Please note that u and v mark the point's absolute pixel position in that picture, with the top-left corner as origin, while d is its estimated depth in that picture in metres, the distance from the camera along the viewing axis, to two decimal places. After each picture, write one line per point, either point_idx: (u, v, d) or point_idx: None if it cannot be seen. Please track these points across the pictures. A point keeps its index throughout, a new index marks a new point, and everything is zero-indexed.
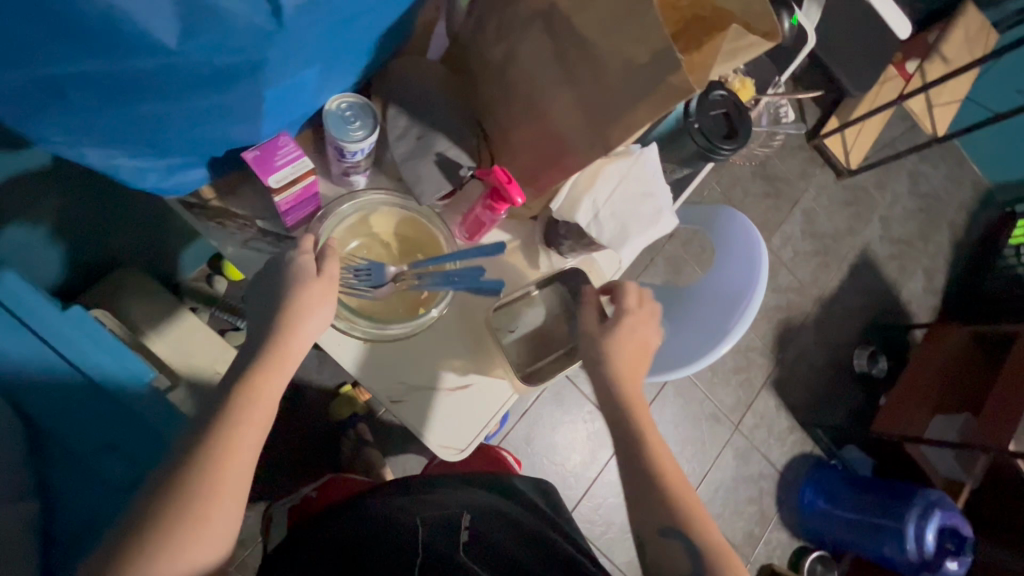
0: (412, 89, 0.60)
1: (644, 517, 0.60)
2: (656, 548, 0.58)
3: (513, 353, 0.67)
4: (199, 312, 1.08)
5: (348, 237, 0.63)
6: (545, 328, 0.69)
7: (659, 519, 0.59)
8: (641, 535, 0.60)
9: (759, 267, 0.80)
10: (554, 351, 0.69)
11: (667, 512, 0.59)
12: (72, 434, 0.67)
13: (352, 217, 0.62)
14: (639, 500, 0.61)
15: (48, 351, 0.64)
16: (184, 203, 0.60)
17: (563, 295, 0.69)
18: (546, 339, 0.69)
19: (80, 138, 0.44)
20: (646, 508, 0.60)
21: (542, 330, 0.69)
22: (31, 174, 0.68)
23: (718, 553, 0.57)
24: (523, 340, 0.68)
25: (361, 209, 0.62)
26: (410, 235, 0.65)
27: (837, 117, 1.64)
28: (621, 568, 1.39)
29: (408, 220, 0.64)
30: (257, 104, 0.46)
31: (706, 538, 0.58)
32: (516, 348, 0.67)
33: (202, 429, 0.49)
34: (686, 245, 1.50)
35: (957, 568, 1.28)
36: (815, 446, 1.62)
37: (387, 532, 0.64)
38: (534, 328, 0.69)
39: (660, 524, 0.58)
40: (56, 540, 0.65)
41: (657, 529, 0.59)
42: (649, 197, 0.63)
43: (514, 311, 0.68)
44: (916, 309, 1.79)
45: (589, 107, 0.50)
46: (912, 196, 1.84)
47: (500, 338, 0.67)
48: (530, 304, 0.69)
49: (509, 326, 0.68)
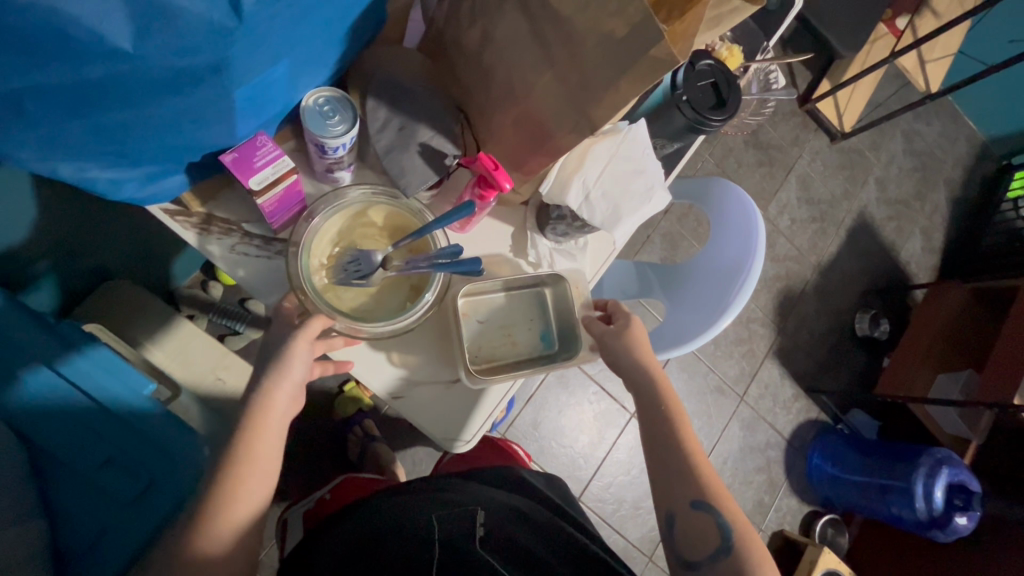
0: (389, 79, 0.58)
1: (673, 493, 0.61)
2: (687, 522, 0.60)
3: (476, 342, 0.68)
4: (196, 319, 1.08)
5: (338, 241, 0.61)
6: (513, 326, 0.69)
7: (689, 493, 0.60)
8: (671, 512, 0.61)
9: (756, 239, 0.79)
10: (518, 354, 0.69)
11: (695, 486, 0.60)
12: (69, 454, 0.66)
13: (337, 216, 0.60)
14: (665, 478, 0.62)
15: (42, 368, 0.65)
16: (167, 211, 0.59)
17: (540, 296, 0.70)
18: (515, 340, 0.69)
19: (48, 153, 0.43)
20: (675, 486, 0.61)
21: (512, 327, 0.69)
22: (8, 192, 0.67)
23: (745, 528, 0.59)
24: (489, 333, 0.68)
25: (345, 206, 0.60)
26: (400, 229, 0.62)
27: (829, 80, 1.60)
28: (635, 544, 1.40)
29: (395, 213, 0.62)
30: (226, 105, 0.45)
31: (733, 514, 0.59)
32: (481, 338, 0.68)
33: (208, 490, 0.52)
34: (682, 220, 1.49)
35: (967, 523, 1.28)
36: (821, 412, 1.63)
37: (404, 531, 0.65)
38: (505, 327, 0.69)
39: (692, 497, 0.60)
40: (69, 557, 0.64)
41: (689, 503, 0.60)
42: (640, 172, 0.62)
43: (488, 302, 0.69)
44: (915, 269, 1.78)
45: (569, 86, 0.49)
46: (907, 154, 1.82)
47: (468, 328, 0.67)
48: (505, 300, 0.70)
49: (479, 316, 0.68)
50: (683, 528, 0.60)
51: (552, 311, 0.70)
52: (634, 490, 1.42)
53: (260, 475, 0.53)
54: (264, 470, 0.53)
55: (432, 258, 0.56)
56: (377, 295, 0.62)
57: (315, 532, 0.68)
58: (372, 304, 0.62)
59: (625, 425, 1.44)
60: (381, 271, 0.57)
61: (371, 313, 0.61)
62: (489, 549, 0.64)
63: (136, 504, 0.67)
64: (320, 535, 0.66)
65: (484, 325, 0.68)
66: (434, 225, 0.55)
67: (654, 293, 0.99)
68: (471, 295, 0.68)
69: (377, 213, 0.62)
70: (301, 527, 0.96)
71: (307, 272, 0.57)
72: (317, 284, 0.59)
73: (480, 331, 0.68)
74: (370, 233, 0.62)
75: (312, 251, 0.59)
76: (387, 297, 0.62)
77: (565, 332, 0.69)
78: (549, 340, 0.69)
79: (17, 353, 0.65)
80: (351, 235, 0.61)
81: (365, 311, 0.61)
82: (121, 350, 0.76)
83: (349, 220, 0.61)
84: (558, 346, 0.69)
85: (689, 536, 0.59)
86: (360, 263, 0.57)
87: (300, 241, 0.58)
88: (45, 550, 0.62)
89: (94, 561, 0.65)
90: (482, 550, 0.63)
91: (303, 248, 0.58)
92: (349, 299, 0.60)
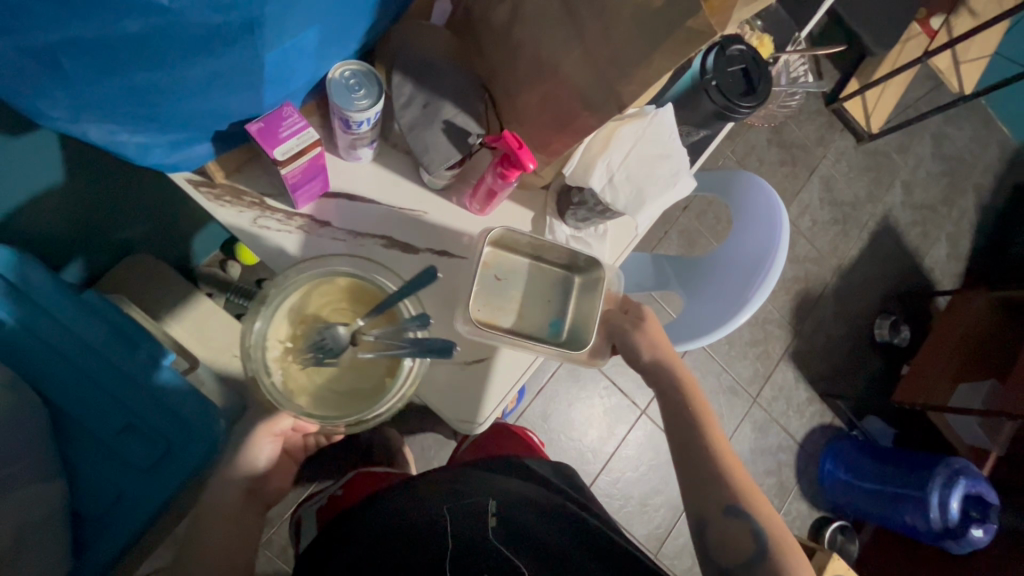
0: (415, 54, 0.58)
1: (710, 496, 0.61)
2: (718, 526, 0.60)
3: (488, 298, 0.62)
4: (215, 298, 1.09)
5: (299, 317, 0.53)
6: (529, 301, 0.64)
7: (724, 499, 0.61)
8: (703, 515, 0.61)
9: (780, 233, 0.78)
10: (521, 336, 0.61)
11: (727, 490, 0.61)
12: (90, 420, 0.68)
13: (293, 294, 0.53)
14: (696, 483, 0.62)
15: (63, 334, 0.67)
16: (191, 181, 0.59)
17: (567, 277, 0.65)
18: (523, 314, 0.64)
19: (81, 113, 0.44)
20: (711, 485, 0.61)
21: (527, 298, 0.64)
22: (39, 191, 0.68)
23: (780, 529, 0.60)
24: (505, 297, 0.63)
25: (303, 280, 0.53)
26: (371, 297, 0.54)
27: (857, 79, 1.57)
28: (641, 541, 1.39)
29: (364, 284, 0.54)
30: (256, 69, 0.45)
31: (766, 514, 0.60)
32: (496, 296, 0.63)
33: (189, 543, 0.57)
34: (700, 217, 1.47)
35: (982, 535, 1.26)
36: (836, 417, 1.59)
37: (417, 530, 0.63)
38: (518, 296, 0.64)
39: (726, 501, 0.60)
40: (85, 518, 0.67)
41: (722, 508, 0.60)
42: (666, 157, 0.60)
43: (514, 261, 0.64)
44: (939, 275, 1.73)
45: (599, 63, 0.48)
46: (936, 158, 1.77)
47: (484, 280, 0.62)
48: (529, 265, 0.65)
49: (498, 271, 0.63)
50: (716, 534, 0.60)
51: (574, 299, 0.65)
52: (642, 487, 1.41)
53: (227, 517, 0.57)
54: (230, 513, 0.58)
55: (403, 341, 0.49)
56: (352, 376, 0.53)
57: (336, 532, 0.70)
58: (345, 386, 0.53)
59: (635, 421, 1.43)
60: (351, 349, 0.52)
61: (342, 402, 0.52)
62: (501, 538, 0.61)
63: (155, 469, 0.69)
64: (335, 547, 0.67)
65: (501, 285, 0.63)
66: (402, 292, 0.51)
67: (670, 285, 0.97)
68: (499, 247, 0.63)
69: (344, 281, 0.54)
70: (315, 522, 0.96)
71: (267, 364, 0.51)
72: (281, 373, 0.51)
73: (497, 288, 0.63)
74: (336, 305, 0.54)
75: (271, 338, 0.52)
76: (362, 376, 0.53)
77: (580, 326, 0.63)
78: (558, 328, 0.64)
79: (42, 318, 0.66)
80: (315, 309, 0.54)
81: (338, 397, 0.52)
82: (142, 321, 0.78)
83: (309, 292, 0.54)
84: (566, 337, 0.63)
85: (724, 542, 0.60)
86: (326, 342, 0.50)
87: (253, 329, 0.51)
88: (64, 510, 0.64)
89: (111, 523, 0.67)
90: (494, 540, 0.61)
91: (258, 336, 0.51)
92: (320, 385, 0.53)
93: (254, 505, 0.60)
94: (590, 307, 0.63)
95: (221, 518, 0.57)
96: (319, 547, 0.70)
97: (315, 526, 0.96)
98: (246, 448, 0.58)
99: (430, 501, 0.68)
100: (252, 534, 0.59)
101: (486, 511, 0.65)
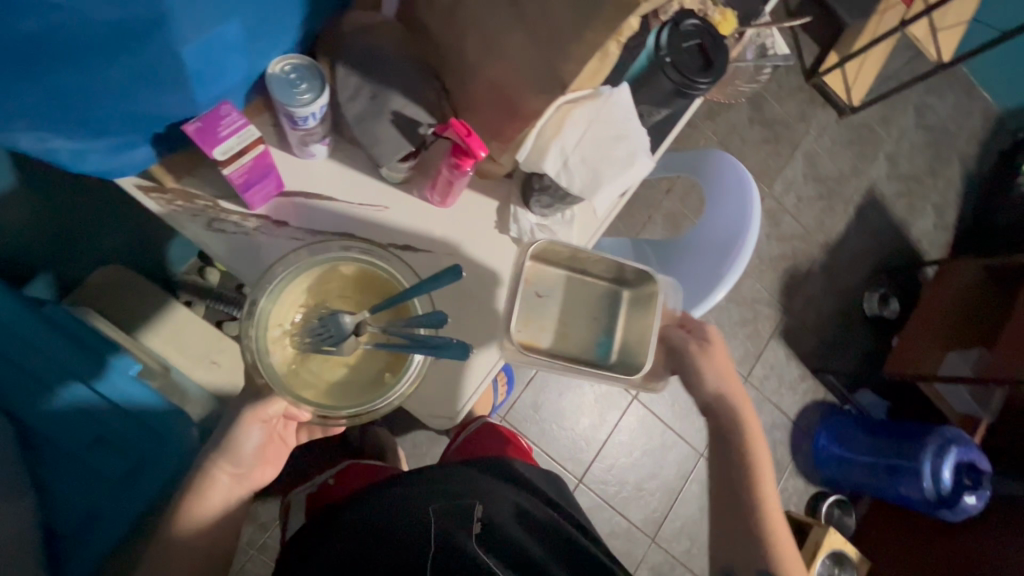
0: (362, 44, 0.56)
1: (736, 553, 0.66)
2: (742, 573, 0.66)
3: (533, 316, 0.64)
4: (194, 305, 1.00)
5: (303, 304, 0.53)
6: (572, 323, 0.66)
7: (756, 560, 0.65)
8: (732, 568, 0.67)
9: (744, 192, 0.79)
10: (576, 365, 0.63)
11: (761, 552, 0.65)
12: (62, 435, 0.67)
13: (300, 278, 0.52)
14: (731, 537, 0.67)
15: (33, 360, 0.65)
16: (140, 186, 0.58)
17: (614, 291, 0.68)
18: (569, 337, 0.66)
19: (9, 122, 0.43)
20: (739, 540, 0.66)
21: (570, 318, 0.66)
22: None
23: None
24: (549, 315, 0.65)
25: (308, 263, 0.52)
26: (381, 286, 0.53)
27: (836, 52, 1.55)
28: (637, 525, 1.40)
29: (375, 274, 0.53)
30: (181, 66, 0.44)
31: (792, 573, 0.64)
32: (537, 313, 0.65)
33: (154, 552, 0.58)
34: (683, 199, 1.46)
35: (975, 502, 1.28)
36: (827, 393, 1.59)
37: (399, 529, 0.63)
38: (561, 315, 0.66)
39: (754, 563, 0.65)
40: (59, 533, 0.67)
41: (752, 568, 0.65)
42: (624, 138, 0.59)
43: (552, 274, 0.66)
44: (927, 246, 1.73)
45: (541, 43, 0.47)
46: (919, 128, 1.76)
47: (526, 297, 0.64)
48: (577, 283, 0.67)
49: (540, 288, 0.65)
50: None
51: (622, 314, 0.67)
52: (637, 472, 1.42)
53: (199, 524, 0.58)
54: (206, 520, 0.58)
55: (409, 338, 0.48)
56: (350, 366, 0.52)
57: (315, 529, 0.68)
58: (346, 377, 0.52)
59: (626, 407, 1.42)
60: (353, 337, 0.50)
61: (339, 392, 0.51)
62: (483, 542, 0.61)
63: (129, 481, 0.68)
64: (311, 551, 0.65)
65: (543, 302, 0.65)
66: (415, 289, 0.49)
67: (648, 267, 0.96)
68: (538, 261, 0.66)
69: (350, 269, 0.53)
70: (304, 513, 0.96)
71: (264, 346, 0.50)
72: (279, 356, 0.51)
73: (538, 305, 0.65)
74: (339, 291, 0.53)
75: (271, 320, 0.51)
76: (361, 367, 0.53)
77: (625, 345, 0.65)
78: (606, 349, 0.66)
79: (19, 346, 0.65)
80: (320, 297, 0.53)
81: (338, 389, 0.52)
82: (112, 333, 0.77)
83: (318, 277, 0.53)
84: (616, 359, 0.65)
85: None
86: (326, 330, 0.49)
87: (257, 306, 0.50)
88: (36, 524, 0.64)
89: (83, 540, 0.67)
90: (472, 543, 0.60)
91: (259, 317, 0.50)
92: (317, 373, 0.52)
93: (231, 510, 0.61)
94: (635, 326, 0.66)
95: (197, 527, 0.58)
96: (299, 539, 0.69)
97: (304, 515, 0.96)
98: (220, 452, 0.58)
99: (417, 498, 0.67)
100: (224, 538, 0.60)
101: (471, 515, 0.64)
